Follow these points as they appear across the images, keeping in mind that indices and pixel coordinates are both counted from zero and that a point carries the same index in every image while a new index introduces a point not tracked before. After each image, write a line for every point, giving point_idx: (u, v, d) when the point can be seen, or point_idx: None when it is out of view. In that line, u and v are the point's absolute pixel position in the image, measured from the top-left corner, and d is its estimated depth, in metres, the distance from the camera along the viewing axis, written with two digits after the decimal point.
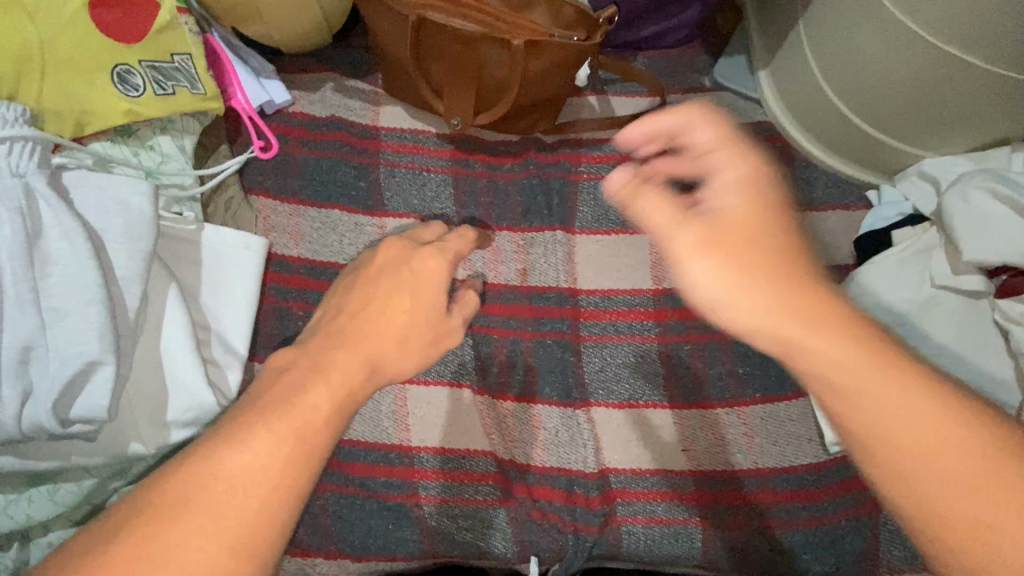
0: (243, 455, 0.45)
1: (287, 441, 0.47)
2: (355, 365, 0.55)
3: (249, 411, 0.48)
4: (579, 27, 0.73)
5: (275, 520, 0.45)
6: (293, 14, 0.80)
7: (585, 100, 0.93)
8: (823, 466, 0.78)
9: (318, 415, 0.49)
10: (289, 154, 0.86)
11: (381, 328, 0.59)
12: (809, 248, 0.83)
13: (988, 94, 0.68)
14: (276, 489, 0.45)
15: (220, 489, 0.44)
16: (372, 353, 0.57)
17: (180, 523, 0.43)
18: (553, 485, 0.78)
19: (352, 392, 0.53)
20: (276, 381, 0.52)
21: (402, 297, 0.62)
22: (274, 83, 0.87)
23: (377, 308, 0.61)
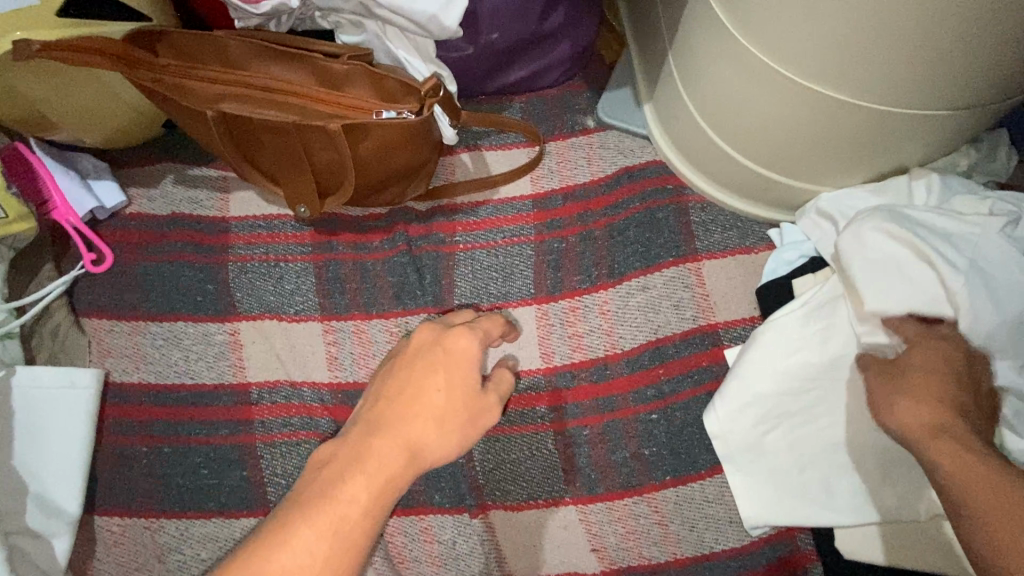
0: (293, 560, 0.43)
1: (341, 543, 0.45)
2: (393, 453, 0.51)
3: (311, 504, 0.46)
4: (409, 98, 0.64)
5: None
6: (93, 112, 0.70)
7: (457, 158, 0.84)
8: (747, 550, 0.69)
9: (356, 510, 0.47)
10: (126, 263, 0.77)
11: (417, 413, 0.54)
12: (711, 302, 0.75)
13: (871, 126, 0.60)
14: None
15: None
16: (408, 440, 0.52)
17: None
18: None
19: (390, 489, 0.49)
20: (330, 475, 0.49)
21: (440, 379, 0.57)
22: (105, 184, 0.78)
23: (415, 386, 0.56)
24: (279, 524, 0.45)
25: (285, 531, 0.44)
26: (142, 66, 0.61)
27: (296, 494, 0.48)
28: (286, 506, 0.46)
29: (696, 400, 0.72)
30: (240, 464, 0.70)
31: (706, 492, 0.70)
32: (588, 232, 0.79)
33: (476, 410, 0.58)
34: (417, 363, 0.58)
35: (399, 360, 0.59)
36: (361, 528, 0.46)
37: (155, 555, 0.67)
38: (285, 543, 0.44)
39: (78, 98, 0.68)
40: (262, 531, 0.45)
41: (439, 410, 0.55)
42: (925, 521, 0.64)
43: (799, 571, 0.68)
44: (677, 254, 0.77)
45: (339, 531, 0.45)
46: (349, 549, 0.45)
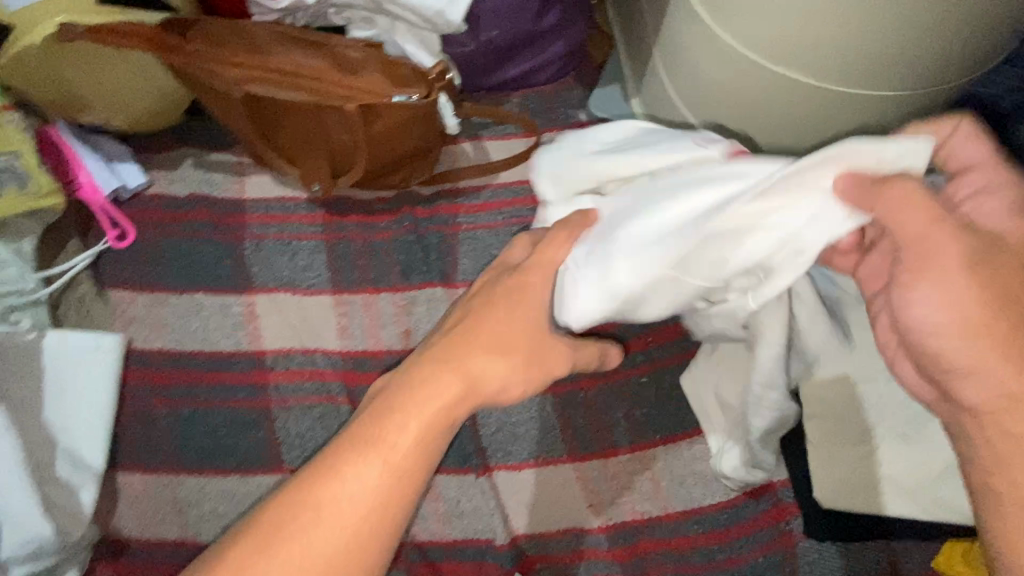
0: (360, 486, 0.51)
1: (398, 471, 0.52)
2: (453, 387, 0.55)
3: (378, 440, 0.52)
4: (418, 83, 0.69)
5: (379, 540, 0.50)
6: (119, 94, 0.75)
7: (460, 147, 0.91)
8: (733, 503, 0.74)
9: (410, 447, 0.52)
10: (148, 240, 0.81)
11: (474, 350, 0.58)
12: None
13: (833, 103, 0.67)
14: (372, 514, 0.50)
15: (326, 519, 0.49)
16: (465, 376, 0.56)
17: (310, 539, 0.49)
18: (460, 560, 0.74)
19: (444, 426, 0.55)
20: (395, 412, 0.54)
21: (499, 322, 0.60)
22: (128, 167, 0.83)
23: (475, 324, 0.59)
24: (343, 456, 0.52)
25: (357, 457, 0.52)
26: (174, 50, 0.67)
27: (366, 424, 0.53)
28: (350, 432, 0.53)
29: (683, 364, 0.78)
30: (256, 425, 0.74)
31: (694, 449, 0.76)
32: None
33: (534, 352, 0.61)
34: (478, 300, 0.62)
35: (471, 299, 0.63)
36: (417, 461, 0.52)
37: (174, 510, 0.70)
38: (349, 474, 0.51)
39: (105, 80, 0.74)
40: (334, 457, 0.52)
41: (494, 345, 0.58)
42: (896, 470, 0.70)
43: (781, 523, 0.73)
44: None
45: (398, 461, 0.52)
46: (400, 479, 0.52)
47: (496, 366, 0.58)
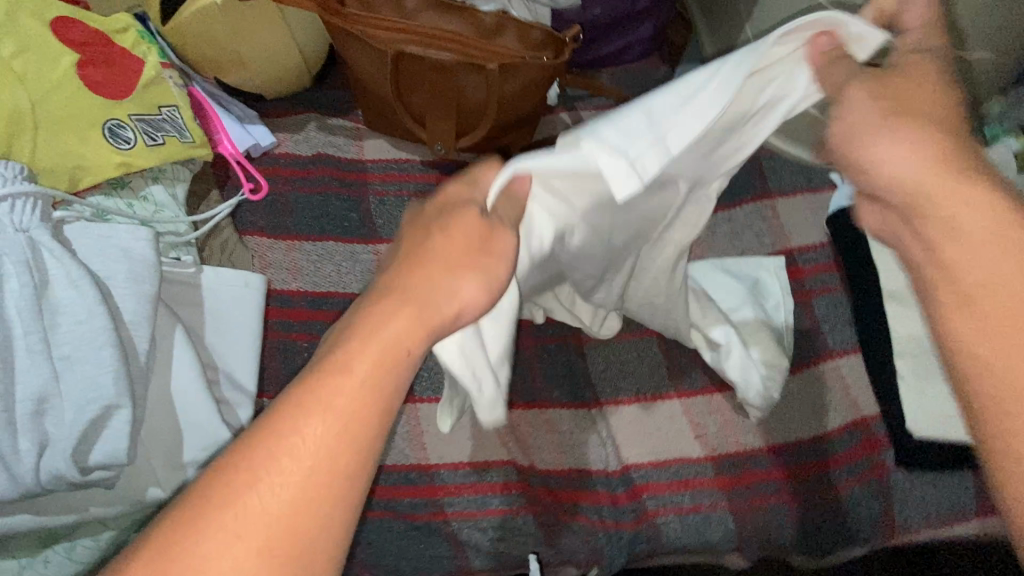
0: (310, 435, 0.39)
1: (362, 413, 0.41)
2: (395, 335, 0.43)
3: (322, 389, 0.40)
4: (547, 47, 0.77)
5: (344, 497, 0.40)
6: (273, 54, 0.82)
7: (558, 117, 0.98)
8: (830, 437, 0.80)
9: (351, 389, 0.41)
10: (279, 193, 0.88)
11: (440, 261, 0.46)
12: (785, 231, 0.88)
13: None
14: (342, 470, 0.39)
15: (272, 481, 0.38)
16: (418, 303, 0.44)
17: (257, 503, 0.38)
18: (576, 487, 0.78)
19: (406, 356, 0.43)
20: (330, 353, 0.42)
21: (460, 233, 0.47)
22: (258, 128, 0.89)
23: (439, 233, 0.47)
24: (277, 416, 0.40)
25: (291, 414, 0.40)
26: (334, 13, 0.74)
27: (312, 366, 0.42)
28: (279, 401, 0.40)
29: None
30: None
31: (791, 386, 0.82)
32: None
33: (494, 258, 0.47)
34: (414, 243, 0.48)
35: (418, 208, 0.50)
36: (366, 412, 0.41)
37: None
38: (300, 425, 0.40)
39: (260, 38, 0.80)
40: (257, 427, 0.40)
41: (457, 250, 0.46)
42: None
43: (874, 454, 0.79)
44: (752, 194, 0.91)
45: (357, 399, 0.41)
46: (374, 418, 0.41)
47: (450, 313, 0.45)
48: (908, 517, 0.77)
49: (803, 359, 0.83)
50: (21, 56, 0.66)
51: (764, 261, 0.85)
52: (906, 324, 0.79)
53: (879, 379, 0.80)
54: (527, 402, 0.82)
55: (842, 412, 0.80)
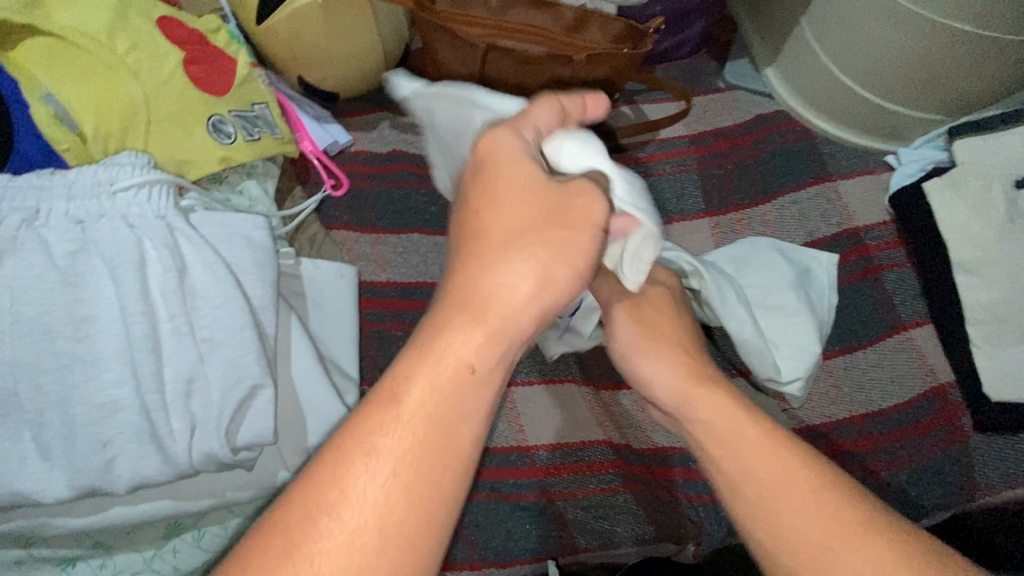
0: (402, 437, 0.41)
1: (445, 419, 0.42)
2: (473, 306, 0.45)
3: (403, 390, 0.42)
4: (626, 40, 0.81)
5: (440, 498, 0.40)
6: (356, 55, 0.86)
7: (620, 110, 1.02)
8: (910, 405, 0.83)
9: (455, 374, 0.43)
10: (360, 188, 0.89)
11: (499, 255, 0.46)
12: (849, 211, 0.92)
13: (991, 55, 0.80)
14: (446, 465, 0.41)
15: (385, 465, 0.40)
16: (480, 293, 0.45)
17: (375, 487, 0.39)
18: (669, 465, 0.80)
19: (494, 347, 0.44)
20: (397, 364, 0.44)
21: (530, 207, 0.48)
22: (334, 126, 0.91)
23: (488, 224, 0.48)
24: (360, 435, 0.41)
25: (378, 429, 0.41)
26: (423, 9, 0.78)
27: (391, 383, 0.43)
28: (362, 411, 0.42)
29: (850, 286, 0.88)
30: None
31: (869, 358, 0.85)
32: (741, 162, 0.96)
33: (565, 243, 0.47)
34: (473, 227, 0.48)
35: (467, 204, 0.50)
36: (470, 390, 0.43)
37: None
38: (393, 434, 0.41)
39: (346, 40, 0.84)
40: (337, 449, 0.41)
41: (509, 236, 0.47)
42: None
43: (954, 420, 0.81)
44: (815, 177, 0.94)
45: (446, 393, 0.43)
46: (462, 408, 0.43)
47: (513, 273, 0.46)
48: (989, 478, 0.79)
49: (878, 331, 0.86)
50: (133, 53, 0.69)
51: (817, 254, 0.84)
52: (979, 295, 0.82)
53: (953, 348, 0.83)
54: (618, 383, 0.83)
55: (920, 380, 0.83)
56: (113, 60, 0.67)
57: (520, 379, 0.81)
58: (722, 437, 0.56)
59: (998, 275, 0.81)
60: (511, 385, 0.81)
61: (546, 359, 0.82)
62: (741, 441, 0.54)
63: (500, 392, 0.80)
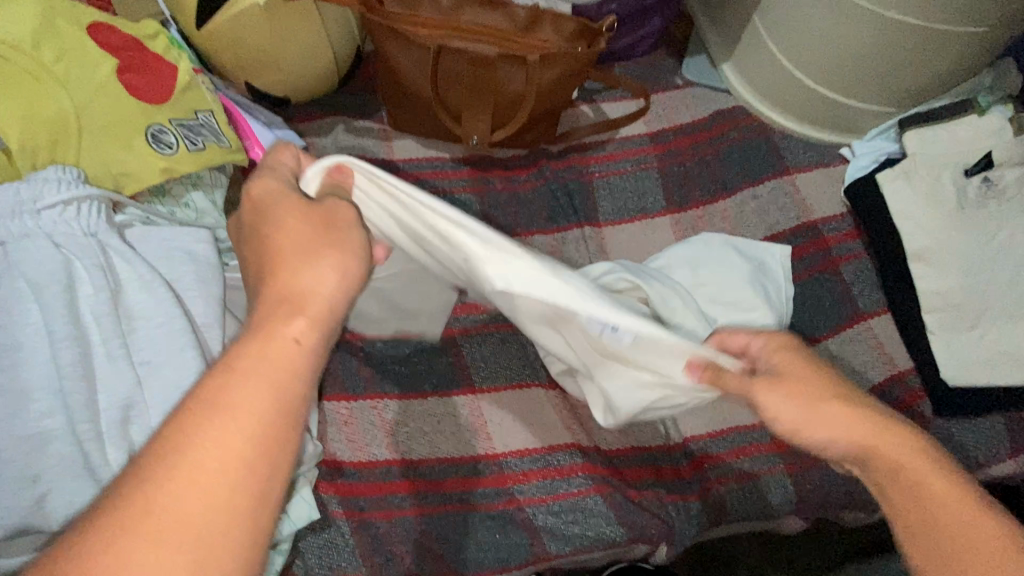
0: (197, 442, 0.37)
1: (247, 418, 0.38)
2: (278, 303, 0.44)
3: (211, 396, 0.39)
4: (582, 39, 0.80)
5: (242, 502, 0.37)
6: (306, 58, 0.83)
7: (579, 110, 1.01)
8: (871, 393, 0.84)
9: (276, 356, 0.41)
10: None
11: (293, 261, 0.46)
12: (807, 204, 0.93)
13: (934, 47, 0.82)
14: (240, 468, 0.37)
15: (207, 455, 0.37)
16: (291, 294, 0.45)
17: (200, 473, 0.36)
18: (639, 464, 0.80)
19: (289, 347, 0.42)
20: (225, 359, 0.42)
21: (302, 234, 0.48)
22: (286, 132, 0.89)
23: (277, 247, 0.47)
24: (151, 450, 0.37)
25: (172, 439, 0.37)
26: (375, 11, 0.76)
27: (195, 393, 0.40)
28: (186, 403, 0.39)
29: (811, 279, 0.89)
30: (444, 351, 0.81)
31: (831, 349, 0.86)
32: (700, 158, 0.96)
33: (344, 243, 0.48)
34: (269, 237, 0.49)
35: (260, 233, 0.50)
36: (284, 368, 0.41)
37: (383, 430, 0.74)
38: (194, 438, 0.37)
39: (294, 44, 0.81)
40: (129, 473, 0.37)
41: (302, 244, 0.47)
42: (1009, 348, 0.80)
43: (914, 406, 0.83)
44: (773, 171, 0.95)
45: (241, 393, 0.39)
46: (273, 400, 0.40)
47: (322, 267, 0.46)
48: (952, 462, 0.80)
49: (839, 321, 0.87)
50: (62, 61, 0.65)
51: (772, 248, 0.84)
52: (932, 283, 0.83)
53: (910, 335, 0.85)
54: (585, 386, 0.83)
55: (881, 368, 0.85)
56: (38, 68, 0.64)
57: (486, 386, 0.79)
58: (911, 485, 0.50)
59: (951, 263, 0.83)
60: (477, 393, 0.79)
61: (512, 364, 0.81)
62: (921, 495, 0.50)
63: (465, 400, 0.78)
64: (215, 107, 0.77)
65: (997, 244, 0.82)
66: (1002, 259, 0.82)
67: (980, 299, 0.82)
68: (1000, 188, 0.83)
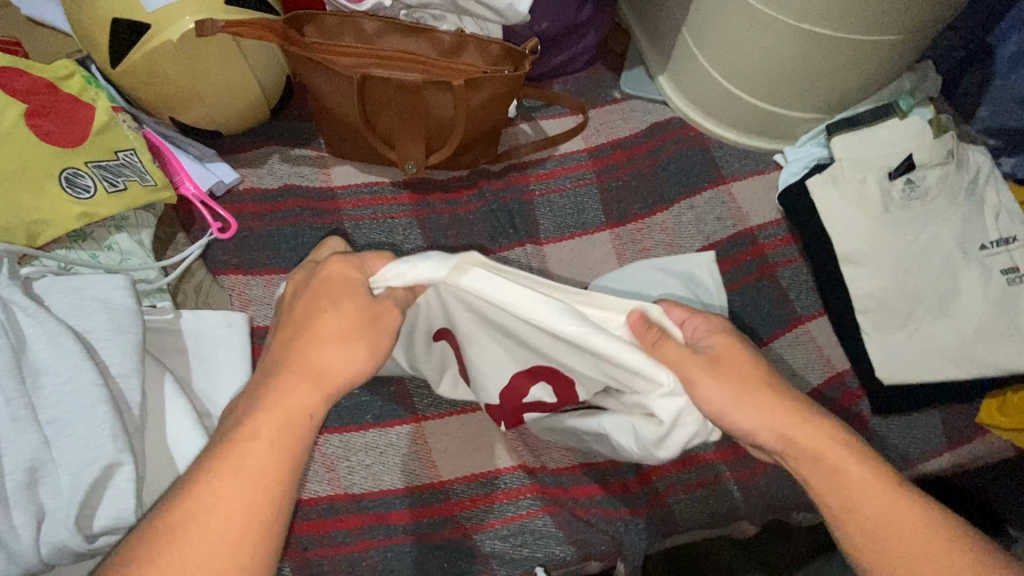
0: (221, 501, 0.45)
1: (264, 481, 0.47)
2: (294, 389, 0.50)
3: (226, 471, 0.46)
4: (507, 61, 0.80)
5: (259, 553, 0.45)
6: (229, 90, 0.82)
7: (518, 128, 1.01)
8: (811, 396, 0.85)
9: (276, 446, 0.48)
10: (250, 230, 0.86)
11: (319, 339, 0.52)
12: (743, 211, 0.95)
13: (852, 56, 0.85)
14: (257, 528, 0.45)
15: (205, 530, 0.44)
16: (315, 374, 0.51)
17: (198, 550, 0.44)
18: (588, 481, 0.79)
19: (303, 417, 0.50)
20: (244, 422, 0.49)
21: (339, 320, 0.53)
22: (218, 165, 0.88)
23: (304, 322, 0.53)
24: (180, 507, 0.45)
25: (192, 503, 0.45)
26: (294, 43, 0.75)
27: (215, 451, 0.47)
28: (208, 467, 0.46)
29: (750, 286, 0.90)
30: (386, 381, 0.80)
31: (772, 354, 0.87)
32: (638, 171, 0.97)
33: (375, 333, 0.54)
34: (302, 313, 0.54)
35: (290, 303, 0.55)
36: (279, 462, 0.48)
37: (325, 467, 0.74)
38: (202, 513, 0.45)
39: (217, 78, 0.80)
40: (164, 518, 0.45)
41: (337, 329, 0.53)
42: (939, 343, 0.82)
43: (853, 407, 0.85)
44: (709, 181, 0.97)
45: (261, 461, 0.47)
46: (289, 466, 0.48)
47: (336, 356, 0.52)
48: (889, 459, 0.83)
49: (779, 326, 0.89)
50: None
51: (694, 256, 0.85)
52: (866, 284, 0.85)
53: (846, 336, 0.87)
54: None
55: (819, 371, 0.87)
56: None
57: (430, 414, 0.79)
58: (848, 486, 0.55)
59: (882, 264, 0.85)
60: (421, 420, 0.78)
61: None
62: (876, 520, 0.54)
63: (409, 429, 0.77)
64: (138, 142, 0.76)
65: (922, 243, 0.85)
66: (927, 258, 0.84)
67: (910, 298, 0.84)
68: (921, 189, 0.86)
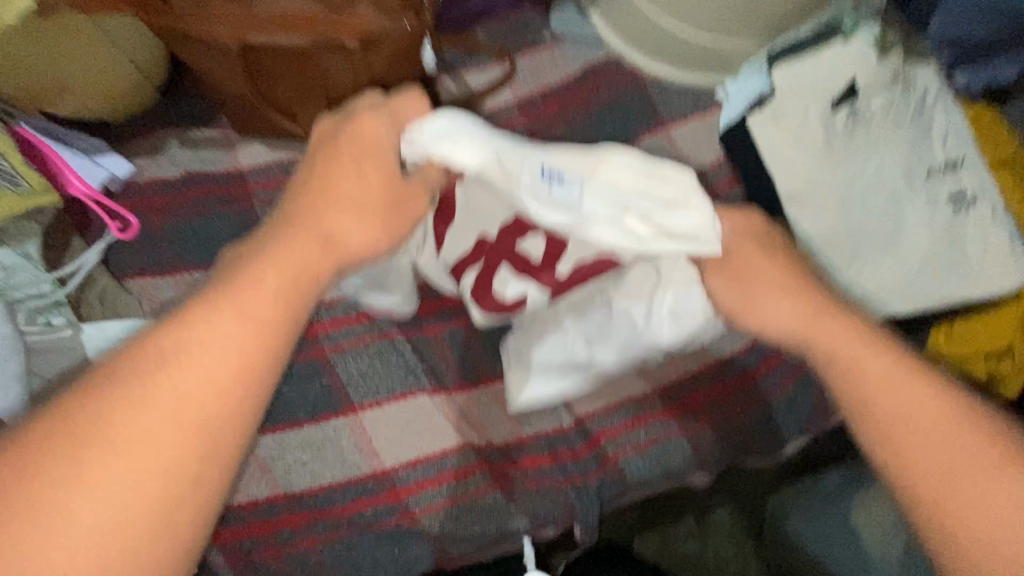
0: (214, 347, 0.46)
1: (259, 334, 0.48)
2: (307, 244, 0.55)
3: (221, 312, 0.48)
4: (406, 11, 0.69)
5: (242, 416, 0.47)
6: (93, 71, 0.74)
7: (440, 83, 0.92)
8: (756, 346, 0.83)
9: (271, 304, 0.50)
10: (154, 226, 0.80)
11: (337, 205, 0.58)
12: (681, 157, 0.91)
13: None
14: (241, 383, 0.46)
15: (196, 371, 0.45)
16: (325, 233, 0.57)
17: (185, 391, 0.45)
18: (536, 452, 0.79)
19: (304, 277, 0.53)
20: (242, 273, 0.51)
21: (354, 181, 0.59)
22: (110, 157, 0.79)
23: (329, 178, 0.59)
24: (144, 363, 0.45)
25: (186, 339, 0.46)
26: (151, 12, 0.64)
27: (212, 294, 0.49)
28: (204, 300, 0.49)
29: None
30: (318, 373, 0.77)
31: None
32: (571, 123, 0.92)
33: (390, 222, 0.61)
34: (327, 165, 0.59)
35: (307, 171, 0.60)
36: (277, 313, 0.50)
37: (261, 469, 0.72)
38: (194, 355, 0.46)
39: (77, 58, 0.72)
40: (137, 365, 0.45)
41: (354, 197, 0.58)
42: (885, 279, 0.80)
43: None
44: (647, 126, 0.92)
45: (255, 312, 0.49)
46: (277, 328, 0.50)
47: (353, 226, 0.58)
48: None
49: None
50: None
51: None
52: (810, 224, 0.82)
53: None
54: (474, 381, 0.80)
55: None
56: None
57: (366, 403, 0.77)
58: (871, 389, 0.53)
59: (826, 202, 0.81)
60: (358, 411, 0.76)
61: (394, 373, 0.78)
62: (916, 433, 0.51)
63: (347, 420, 0.76)
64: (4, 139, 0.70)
65: (868, 176, 0.81)
66: (872, 192, 0.81)
67: (856, 236, 0.81)
68: (865, 117, 0.81)
